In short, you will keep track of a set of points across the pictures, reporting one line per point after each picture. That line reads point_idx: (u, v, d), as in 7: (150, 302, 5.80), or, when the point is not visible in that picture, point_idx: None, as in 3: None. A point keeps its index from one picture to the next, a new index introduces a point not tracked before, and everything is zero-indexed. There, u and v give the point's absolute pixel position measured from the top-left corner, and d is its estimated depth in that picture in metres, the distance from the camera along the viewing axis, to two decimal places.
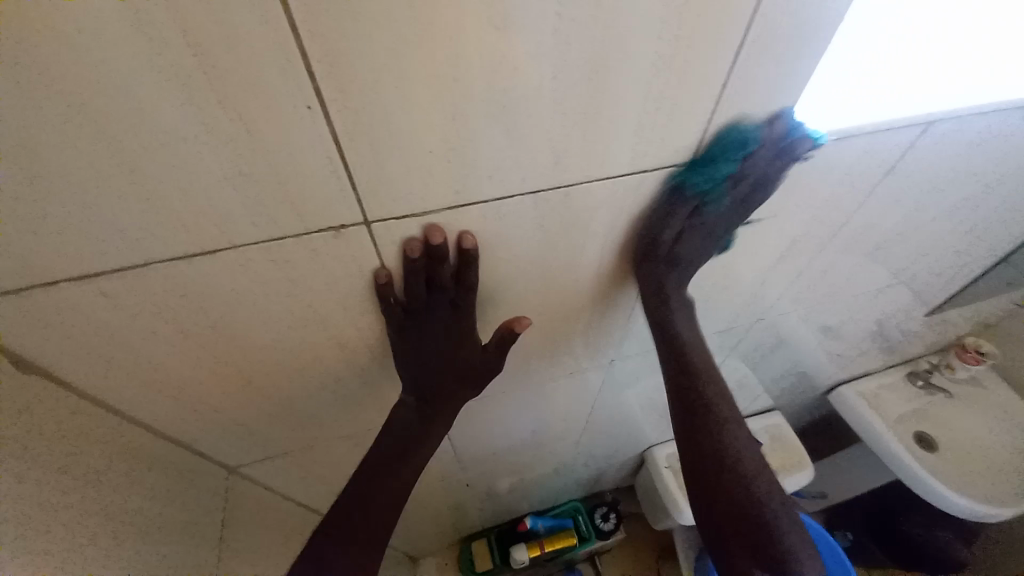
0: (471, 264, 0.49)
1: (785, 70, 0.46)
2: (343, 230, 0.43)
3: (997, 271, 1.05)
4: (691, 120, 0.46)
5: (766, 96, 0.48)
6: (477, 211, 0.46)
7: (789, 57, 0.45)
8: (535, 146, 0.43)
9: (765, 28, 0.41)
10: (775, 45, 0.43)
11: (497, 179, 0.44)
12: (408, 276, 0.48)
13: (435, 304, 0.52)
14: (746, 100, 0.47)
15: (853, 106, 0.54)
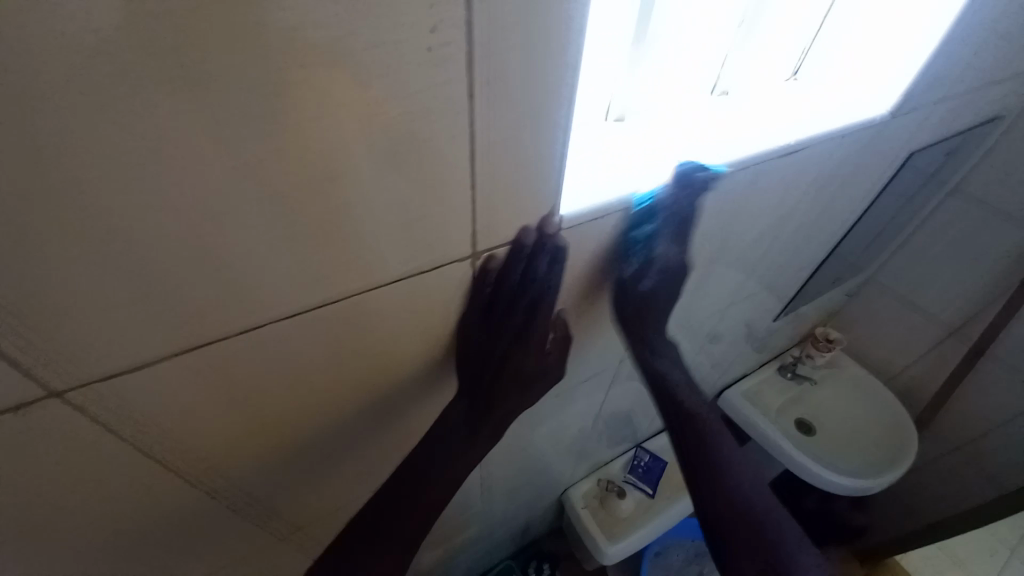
0: (540, 253, 0.45)
1: (542, 145, 0.37)
2: (25, 410, 0.30)
3: (826, 266, 1.15)
4: (456, 211, 0.37)
5: (534, 174, 0.39)
6: (209, 362, 0.35)
7: (537, 131, 0.35)
8: (256, 273, 0.32)
9: (493, 104, 0.32)
10: (517, 119, 0.34)
11: (242, 306, 0.33)
12: (505, 272, 0.45)
13: (521, 309, 0.48)
14: (513, 183, 0.38)
15: (639, 144, 0.54)
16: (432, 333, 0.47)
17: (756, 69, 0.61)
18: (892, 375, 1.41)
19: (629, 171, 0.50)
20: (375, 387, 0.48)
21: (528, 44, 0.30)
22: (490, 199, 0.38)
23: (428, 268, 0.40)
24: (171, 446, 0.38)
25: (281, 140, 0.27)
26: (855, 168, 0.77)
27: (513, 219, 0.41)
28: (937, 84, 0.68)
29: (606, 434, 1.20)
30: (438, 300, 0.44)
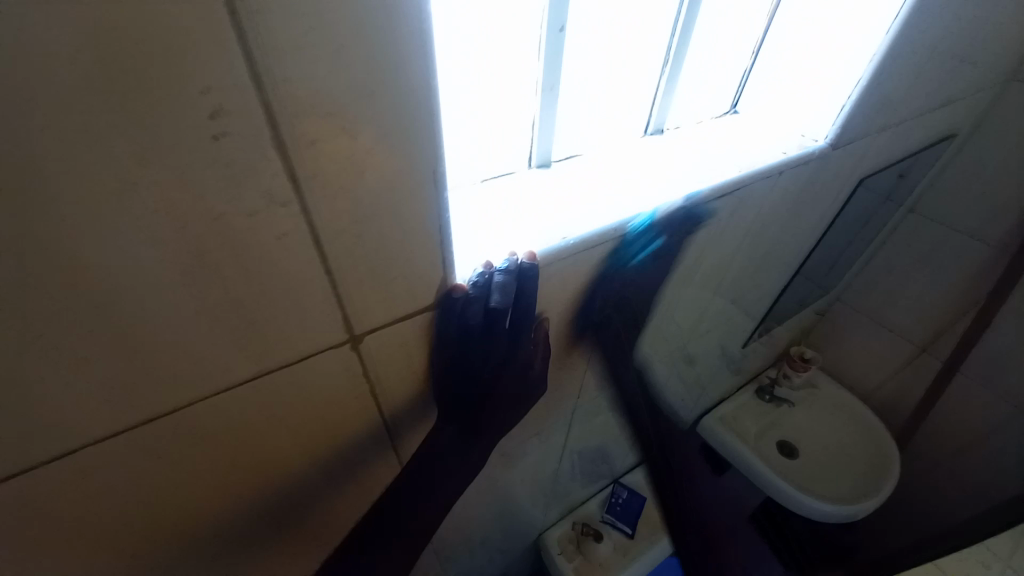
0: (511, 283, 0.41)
1: (413, 217, 0.32)
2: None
3: (792, 289, 1.13)
4: (317, 299, 0.31)
5: (410, 248, 0.33)
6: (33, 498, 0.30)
7: (400, 203, 0.30)
8: (73, 400, 0.27)
9: (328, 183, 0.27)
10: (369, 195, 0.29)
11: (54, 432, 0.28)
12: (469, 312, 0.40)
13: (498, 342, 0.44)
14: (383, 262, 0.32)
15: (565, 189, 0.50)
16: (327, 421, 0.41)
17: (687, 102, 0.61)
18: (870, 392, 1.38)
19: (538, 218, 0.46)
20: (276, 481, 0.42)
21: (359, 114, 0.25)
22: (361, 282, 0.33)
23: (306, 361, 0.35)
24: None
25: (59, 245, 0.22)
26: (805, 194, 0.75)
27: (397, 298, 0.36)
28: (878, 110, 0.67)
29: (580, 472, 1.14)
30: (326, 390, 0.38)
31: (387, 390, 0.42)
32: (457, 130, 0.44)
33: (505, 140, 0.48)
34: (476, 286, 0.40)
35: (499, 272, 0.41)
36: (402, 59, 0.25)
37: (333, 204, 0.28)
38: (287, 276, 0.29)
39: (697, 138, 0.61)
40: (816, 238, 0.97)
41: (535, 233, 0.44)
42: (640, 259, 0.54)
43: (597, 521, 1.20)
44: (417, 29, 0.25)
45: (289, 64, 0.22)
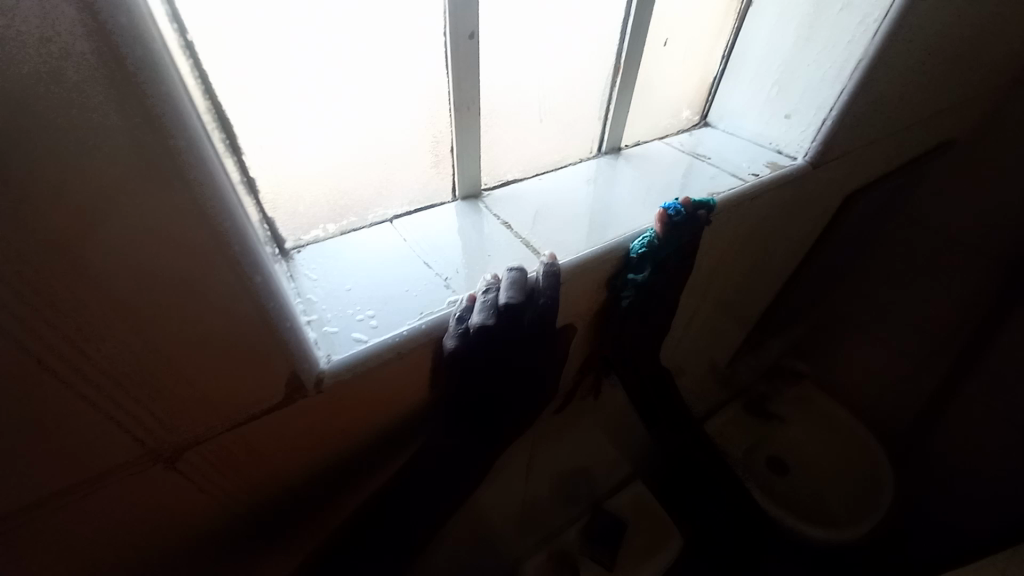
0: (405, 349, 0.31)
1: (208, 299, 0.23)
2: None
3: (780, 302, 1.06)
4: (79, 426, 0.22)
5: (221, 338, 0.24)
6: None
7: (177, 284, 0.22)
8: None
9: (22, 276, 0.18)
10: (111, 281, 0.20)
11: None
12: (356, 396, 0.31)
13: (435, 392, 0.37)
14: (174, 364, 0.23)
15: (493, 223, 0.42)
16: (170, 545, 0.31)
17: (646, 114, 0.53)
18: (862, 409, 1.31)
19: (406, 278, 0.34)
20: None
21: (42, 171, 0.17)
22: (149, 391, 0.23)
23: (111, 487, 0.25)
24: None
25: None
26: (785, 213, 0.67)
27: (226, 403, 0.26)
28: (865, 123, 0.60)
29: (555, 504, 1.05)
30: (147, 517, 0.29)
31: (244, 495, 0.32)
32: (343, 160, 0.35)
33: (382, 172, 0.38)
34: (337, 365, 0.28)
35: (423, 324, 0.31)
36: (95, 85, 0.17)
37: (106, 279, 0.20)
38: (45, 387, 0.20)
39: (659, 156, 0.53)
40: (803, 253, 0.89)
41: (398, 301, 0.32)
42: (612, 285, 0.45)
43: None
44: (109, 40, 0.16)
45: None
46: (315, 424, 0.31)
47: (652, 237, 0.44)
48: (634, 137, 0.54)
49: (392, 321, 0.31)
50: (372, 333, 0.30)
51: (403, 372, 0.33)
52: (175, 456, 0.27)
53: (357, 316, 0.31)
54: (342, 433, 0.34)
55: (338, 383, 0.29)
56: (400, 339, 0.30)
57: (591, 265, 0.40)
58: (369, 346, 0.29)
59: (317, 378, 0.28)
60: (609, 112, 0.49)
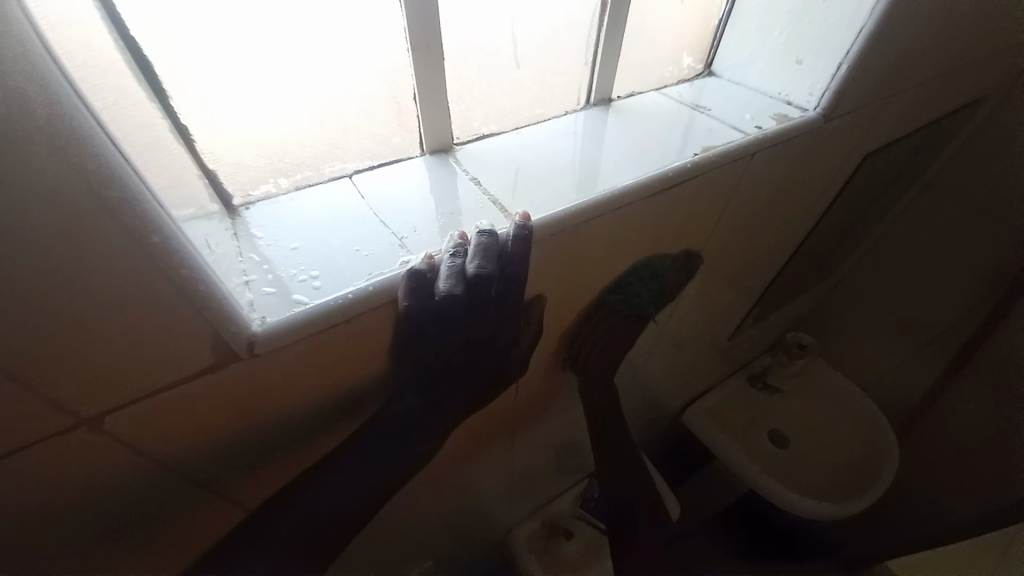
0: (359, 313, 0.29)
1: (95, 250, 0.20)
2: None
3: (789, 271, 1.01)
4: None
5: (121, 296, 0.22)
6: None
7: (49, 233, 0.19)
8: None
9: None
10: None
11: None
12: (298, 359, 0.29)
13: (394, 365, 0.35)
14: (68, 324, 0.21)
15: (461, 179, 0.38)
16: (104, 513, 0.30)
17: (641, 61, 0.48)
18: (870, 382, 1.27)
19: (359, 237, 0.32)
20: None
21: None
22: (49, 357, 0.21)
23: (34, 453, 0.24)
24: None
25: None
26: (793, 171, 0.62)
27: (144, 367, 0.24)
28: (885, 73, 0.54)
29: (552, 471, 1.05)
30: (75, 485, 0.27)
31: (189, 466, 0.31)
32: (286, 105, 0.32)
33: (334, 121, 0.34)
34: (268, 328, 0.26)
35: (373, 289, 0.29)
36: None
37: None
38: None
39: (653, 108, 0.48)
40: (815, 219, 0.84)
41: (347, 261, 0.30)
42: (593, 244, 0.42)
43: (568, 520, 1.11)
44: None
45: None
46: (256, 391, 0.29)
47: (637, 195, 0.40)
48: (627, 87, 0.49)
49: (338, 282, 0.29)
50: (314, 296, 0.28)
51: (348, 339, 0.30)
52: (96, 422, 0.25)
53: (300, 276, 0.29)
54: (285, 399, 0.31)
55: (276, 349, 0.27)
56: (343, 303, 0.28)
57: (568, 223, 0.37)
58: (309, 308, 0.27)
59: (249, 343, 0.26)
60: (595, 56, 0.44)
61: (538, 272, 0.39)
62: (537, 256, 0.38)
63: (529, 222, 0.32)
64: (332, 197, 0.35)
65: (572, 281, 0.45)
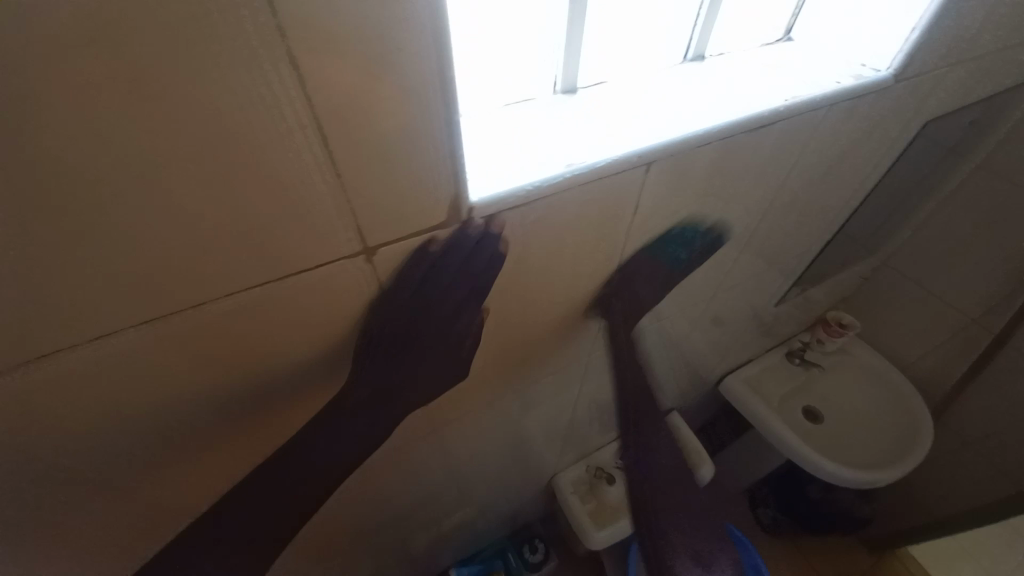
0: (538, 198, 0.41)
1: (424, 136, 0.33)
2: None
3: (835, 247, 1.05)
4: (327, 207, 0.33)
5: (420, 169, 0.35)
6: (117, 354, 0.34)
7: (411, 120, 0.32)
8: (165, 276, 0.32)
9: (325, 70, 0.28)
10: (368, 101, 0.30)
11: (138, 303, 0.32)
12: (487, 227, 0.41)
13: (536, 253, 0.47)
14: (384, 173, 0.34)
15: (590, 113, 0.48)
16: (348, 331, 0.44)
17: (735, 23, 0.56)
18: (907, 363, 1.31)
19: (524, 149, 0.43)
20: (274, 387, 0.45)
21: (355, 2, 0.26)
22: (376, 197, 0.35)
23: (343, 267, 0.38)
24: (17, 454, 0.36)
25: (22, 105, 0.23)
26: (854, 140, 0.68)
27: (405, 217, 0.37)
28: (948, 44, 0.60)
29: (597, 423, 1.15)
30: (346, 300, 0.41)
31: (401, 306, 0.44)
32: (473, 44, 0.42)
33: (501, 62, 0.45)
34: (482, 203, 0.39)
35: (544, 185, 0.41)
36: None
37: (381, 120, 0.31)
38: (337, 180, 0.32)
39: (741, 67, 0.56)
40: (867, 194, 0.89)
41: (521, 165, 0.42)
42: (684, 173, 0.51)
43: (610, 468, 1.22)
44: None
45: None
46: (457, 253, 0.42)
47: (730, 132, 0.49)
48: (719, 47, 0.57)
49: (521, 177, 0.41)
50: (511, 187, 0.40)
51: (514, 221, 0.43)
52: (374, 253, 0.38)
53: (492, 172, 0.41)
54: (468, 267, 0.43)
55: (478, 220, 0.40)
56: (528, 191, 0.40)
57: (674, 151, 0.47)
58: (507, 193, 0.39)
59: (470, 211, 0.39)
60: (698, 14, 0.52)
61: (617, 207, 0.50)
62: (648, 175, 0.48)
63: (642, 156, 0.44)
64: (495, 121, 0.45)
65: (664, 206, 0.55)
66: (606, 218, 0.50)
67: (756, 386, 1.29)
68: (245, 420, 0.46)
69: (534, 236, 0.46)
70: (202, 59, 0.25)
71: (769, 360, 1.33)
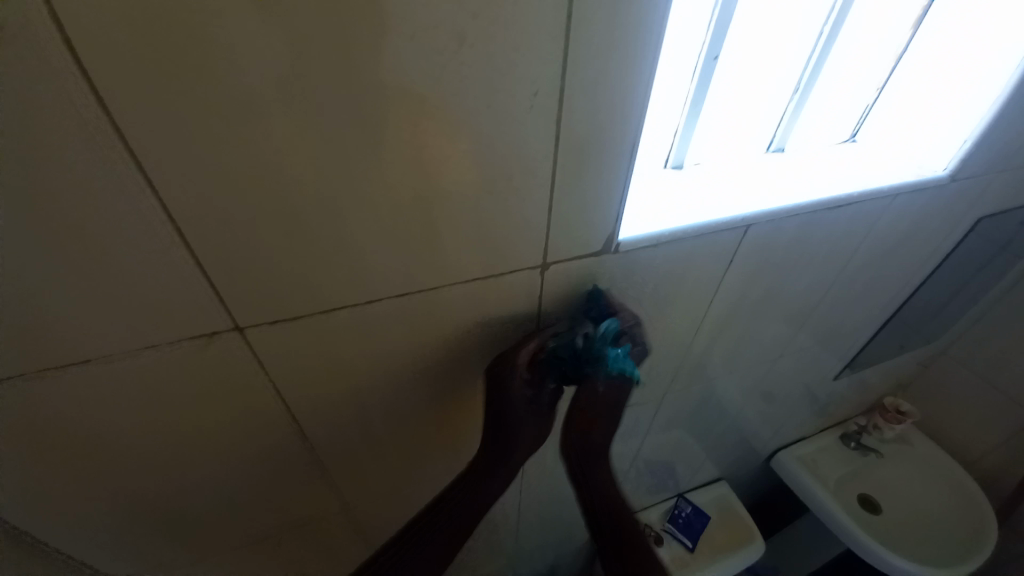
0: (663, 244, 0.53)
1: (604, 189, 0.45)
2: (215, 337, 0.40)
3: (894, 331, 1.09)
4: (527, 233, 0.45)
5: (593, 212, 0.46)
6: (356, 324, 0.45)
7: (600, 178, 0.44)
8: (410, 271, 0.43)
9: (568, 141, 0.40)
10: (577, 163, 0.42)
11: (382, 288, 0.43)
12: (623, 262, 0.53)
13: (652, 288, 0.58)
14: (577, 210, 0.46)
15: (696, 185, 0.60)
16: (501, 336, 0.54)
17: (812, 126, 0.69)
18: (972, 460, 1.27)
19: (652, 206, 0.55)
20: (438, 377, 0.54)
21: (599, 102, 0.39)
22: (561, 229, 0.46)
23: (518, 280, 0.49)
24: (265, 397, 0.46)
25: (401, 151, 0.35)
26: (914, 229, 0.77)
27: (577, 243, 0.48)
28: (994, 158, 0.71)
29: (648, 482, 1.16)
30: (513, 305, 0.51)
31: (545, 318, 0.55)
32: None
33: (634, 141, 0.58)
34: (625, 242, 0.50)
35: (671, 234, 0.52)
36: (629, 89, 0.40)
37: (581, 175, 0.43)
38: (539, 214, 0.44)
39: (816, 159, 0.68)
40: (926, 282, 0.96)
41: (652, 217, 0.53)
42: (772, 236, 0.62)
43: (657, 529, 1.22)
44: (643, 75, 0.39)
45: (604, 91, 0.39)
46: (596, 276, 0.53)
47: (814, 208, 0.60)
48: (799, 141, 0.69)
49: (655, 225, 0.52)
50: (649, 233, 0.51)
51: (642, 260, 0.54)
52: (544, 269, 0.49)
53: (631, 220, 0.53)
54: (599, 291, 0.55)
55: (619, 255, 0.52)
56: (660, 237, 0.52)
57: (766, 220, 0.58)
58: (645, 238, 0.51)
59: (616, 247, 0.50)
60: (781, 117, 0.66)
61: (717, 260, 0.60)
62: (744, 236, 0.59)
63: (747, 220, 0.56)
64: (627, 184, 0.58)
65: (754, 265, 0.65)
66: (708, 266, 0.60)
67: (812, 464, 1.28)
68: (404, 401, 0.55)
69: (653, 277, 0.57)
70: (505, 126, 0.37)
71: (825, 440, 1.32)
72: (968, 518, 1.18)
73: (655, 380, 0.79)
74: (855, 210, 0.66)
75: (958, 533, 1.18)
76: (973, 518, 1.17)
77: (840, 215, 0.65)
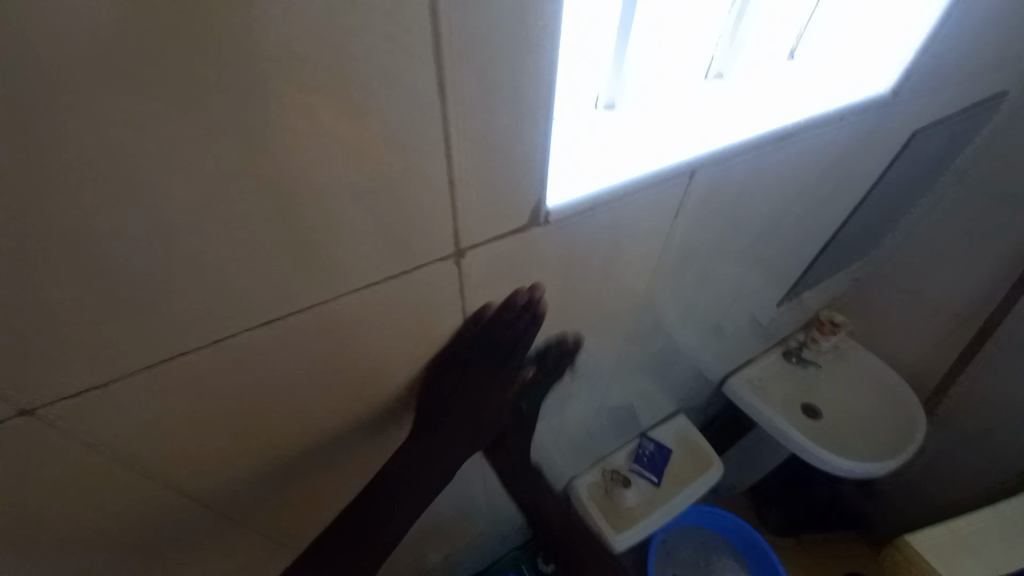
0: (600, 206, 0.46)
1: (520, 151, 0.36)
2: (11, 416, 0.29)
3: (832, 253, 1.11)
4: (431, 217, 0.36)
5: (511, 181, 0.38)
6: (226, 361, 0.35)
7: (512, 138, 0.35)
8: (282, 286, 0.33)
9: (461, 96, 0.31)
10: (479, 123, 0.33)
11: (250, 312, 0.33)
12: (556, 230, 0.45)
13: (593, 253, 0.51)
14: (490, 181, 0.37)
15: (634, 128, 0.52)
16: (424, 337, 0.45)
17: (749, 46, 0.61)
18: (898, 360, 1.38)
19: (584, 161, 0.47)
20: (360, 393, 0.46)
21: (493, 38, 0.29)
22: (474, 206, 0.37)
23: (433, 273, 0.40)
24: (126, 465, 0.36)
25: (218, 134, 0.25)
26: (853, 151, 0.74)
27: (499, 219, 0.40)
28: (932, 69, 0.67)
29: (612, 429, 1.17)
30: (433, 301, 0.42)
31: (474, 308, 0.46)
32: None
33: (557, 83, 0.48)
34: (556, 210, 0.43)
35: (608, 193, 0.44)
36: (533, 16, 0.29)
37: (487, 136, 0.34)
38: (441, 191, 0.35)
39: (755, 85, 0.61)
40: (862, 203, 0.96)
41: (585, 175, 0.45)
42: (716, 179, 0.56)
43: (625, 470, 1.25)
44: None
45: (498, 22, 0.29)
46: (528, 252, 0.45)
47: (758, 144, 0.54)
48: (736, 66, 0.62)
49: (588, 184, 0.44)
50: (582, 196, 0.43)
51: (578, 226, 0.47)
52: (460, 256, 0.40)
53: (560, 180, 0.44)
54: (534, 268, 0.47)
55: (552, 224, 0.44)
56: (596, 198, 0.44)
57: (710, 162, 0.51)
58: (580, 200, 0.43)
59: (546, 217, 0.42)
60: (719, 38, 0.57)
61: (662, 213, 0.54)
62: (687, 183, 0.53)
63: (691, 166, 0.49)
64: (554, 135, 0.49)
65: (698, 212, 0.60)
66: (652, 221, 0.54)
67: (761, 386, 1.34)
68: (321, 425, 0.46)
69: (593, 242, 0.50)
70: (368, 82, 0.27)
71: (771, 361, 1.38)
72: (897, 416, 1.29)
73: (609, 341, 0.75)
74: (796, 139, 0.61)
75: (887, 428, 1.30)
76: (901, 414, 1.28)
77: (782, 147, 0.60)
